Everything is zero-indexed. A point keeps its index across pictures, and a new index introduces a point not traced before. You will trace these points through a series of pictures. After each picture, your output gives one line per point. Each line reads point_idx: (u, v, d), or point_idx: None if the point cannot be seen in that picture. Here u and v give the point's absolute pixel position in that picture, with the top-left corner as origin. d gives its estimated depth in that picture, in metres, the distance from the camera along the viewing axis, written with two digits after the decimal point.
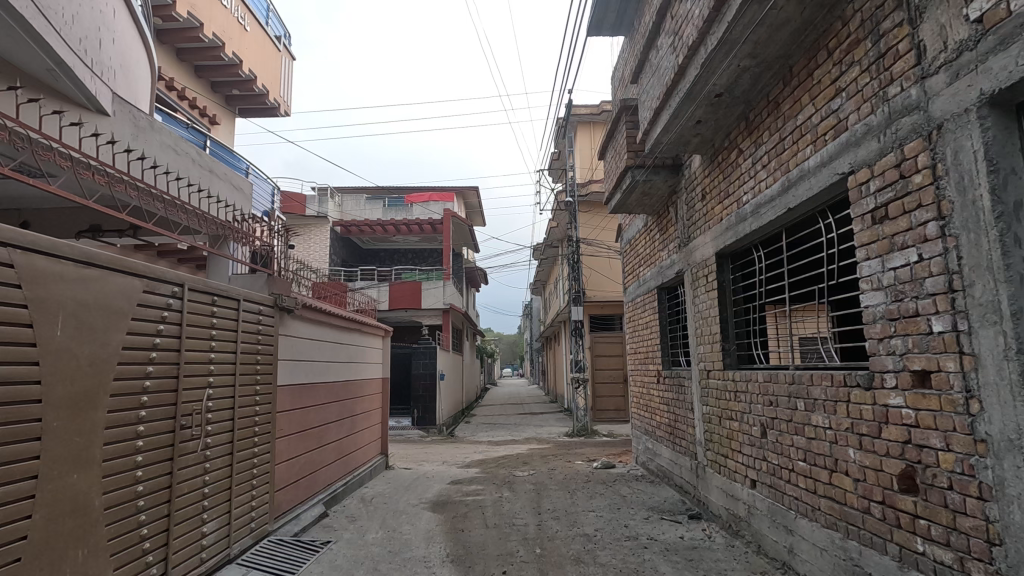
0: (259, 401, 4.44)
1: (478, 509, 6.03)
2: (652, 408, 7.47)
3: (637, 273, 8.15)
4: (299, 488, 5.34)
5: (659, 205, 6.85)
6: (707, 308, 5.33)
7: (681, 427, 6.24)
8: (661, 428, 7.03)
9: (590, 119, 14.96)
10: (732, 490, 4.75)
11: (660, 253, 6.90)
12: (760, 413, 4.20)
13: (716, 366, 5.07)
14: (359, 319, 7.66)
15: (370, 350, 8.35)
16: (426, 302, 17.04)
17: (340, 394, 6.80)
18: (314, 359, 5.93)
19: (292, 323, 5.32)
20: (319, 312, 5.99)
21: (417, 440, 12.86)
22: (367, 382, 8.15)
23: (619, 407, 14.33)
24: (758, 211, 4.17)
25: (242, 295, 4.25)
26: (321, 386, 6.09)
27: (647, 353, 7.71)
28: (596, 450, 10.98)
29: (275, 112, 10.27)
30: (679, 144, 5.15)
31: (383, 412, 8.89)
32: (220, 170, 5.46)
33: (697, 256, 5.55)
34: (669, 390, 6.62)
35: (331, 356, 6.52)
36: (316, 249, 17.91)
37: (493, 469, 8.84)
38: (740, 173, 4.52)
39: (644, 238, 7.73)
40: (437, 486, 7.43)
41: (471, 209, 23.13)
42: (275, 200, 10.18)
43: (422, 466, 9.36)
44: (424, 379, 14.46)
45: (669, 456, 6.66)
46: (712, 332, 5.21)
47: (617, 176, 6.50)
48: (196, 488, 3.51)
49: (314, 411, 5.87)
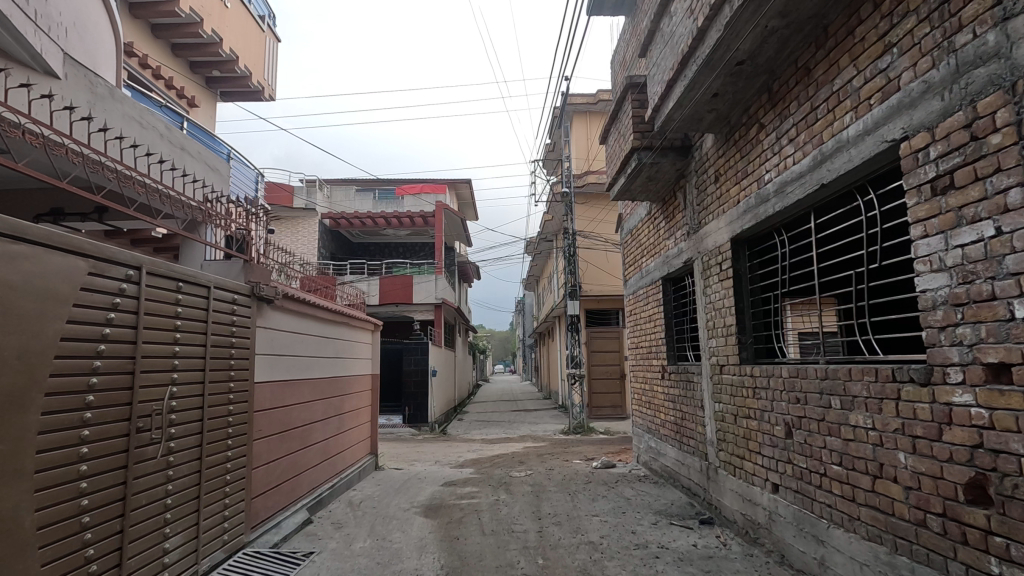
0: (232, 399, 4.02)
1: (474, 514, 5.65)
2: (655, 406, 7.11)
3: (640, 265, 7.77)
4: (279, 493, 4.92)
5: (665, 191, 6.49)
6: (720, 299, 4.97)
7: (688, 425, 5.90)
8: (665, 427, 6.70)
9: (586, 108, 14.56)
10: (749, 495, 4.39)
11: (666, 242, 6.54)
12: (784, 411, 3.84)
13: (731, 361, 4.72)
14: (348, 312, 7.24)
15: (359, 345, 7.92)
16: (418, 297, 16.63)
17: (326, 392, 6.38)
18: (297, 354, 5.50)
19: (272, 314, 4.89)
20: (302, 303, 5.56)
21: (408, 439, 12.47)
22: (356, 380, 7.72)
23: (615, 404, 14.00)
24: (783, 190, 3.80)
25: (213, 282, 3.82)
26: (305, 384, 5.67)
27: (650, 348, 7.36)
28: (593, 448, 10.66)
29: (259, 96, 9.79)
30: (692, 121, 4.77)
31: (373, 410, 8.48)
32: (193, 148, 5.01)
33: (708, 243, 5.18)
34: (676, 386, 6.25)
35: (316, 350, 6.09)
36: (304, 242, 17.45)
37: (488, 469, 8.48)
38: (761, 150, 4.14)
39: (647, 227, 7.39)
40: (430, 488, 7.04)
41: (464, 203, 22.67)
42: (258, 188, 9.74)
43: (413, 466, 8.97)
44: (415, 376, 14.05)
45: (675, 456, 6.32)
46: (726, 324, 4.85)
47: (621, 160, 6.14)
48: (157, 500, 3.10)
49: (296, 409, 5.44)
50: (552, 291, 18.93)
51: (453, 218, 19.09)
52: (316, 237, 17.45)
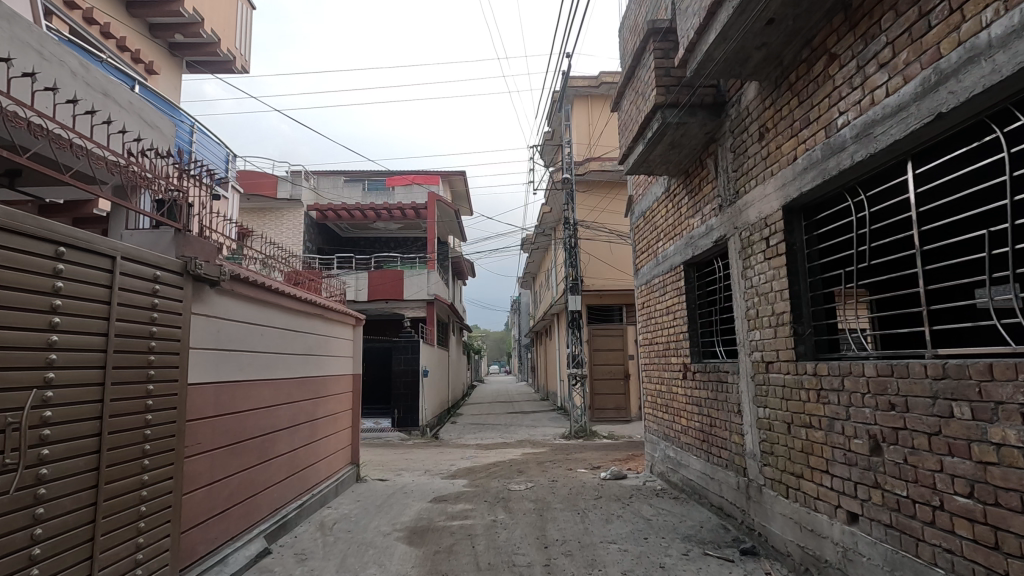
0: (153, 407, 3.10)
1: (466, 540, 4.74)
2: (675, 411, 6.23)
3: (655, 251, 6.90)
4: (228, 521, 4.00)
5: (688, 161, 5.61)
6: (766, 282, 4.09)
7: (719, 433, 5.03)
8: (688, 434, 5.82)
9: (587, 91, 13.70)
10: (811, 524, 3.51)
11: (689, 221, 5.68)
12: (869, 421, 2.96)
13: (784, 357, 3.84)
14: (324, 303, 6.35)
15: (337, 341, 7.00)
16: (409, 293, 15.73)
17: (296, 395, 5.47)
18: (254, 349, 4.57)
19: (218, 300, 3.98)
20: (261, 290, 4.66)
21: (397, 444, 11.56)
22: (334, 380, 6.80)
23: (619, 406, 13.13)
24: (868, 132, 2.92)
25: (121, 250, 2.90)
26: (264, 385, 4.75)
27: (667, 344, 6.49)
28: (597, 455, 9.80)
29: (229, 66, 8.89)
30: (735, 63, 3.89)
31: (354, 414, 7.56)
32: (122, 96, 4.08)
33: (750, 215, 4.30)
34: (705, 387, 5.36)
35: (281, 346, 5.17)
36: (289, 234, 16.54)
37: (484, 480, 7.59)
38: (831, 88, 3.26)
39: (664, 207, 6.54)
40: (417, 504, 6.12)
41: (457, 196, 21.77)
42: (229, 167, 8.84)
43: (400, 476, 8.06)
44: (405, 376, 13.10)
45: (700, 469, 5.45)
46: (775, 312, 3.97)
47: (639, 124, 5.29)
48: (16, 552, 2.19)
49: (254, 416, 4.52)
50: (552, 287, 17.38)
51: (446, 211, 18.18)
52: (301, 229, 16.53)
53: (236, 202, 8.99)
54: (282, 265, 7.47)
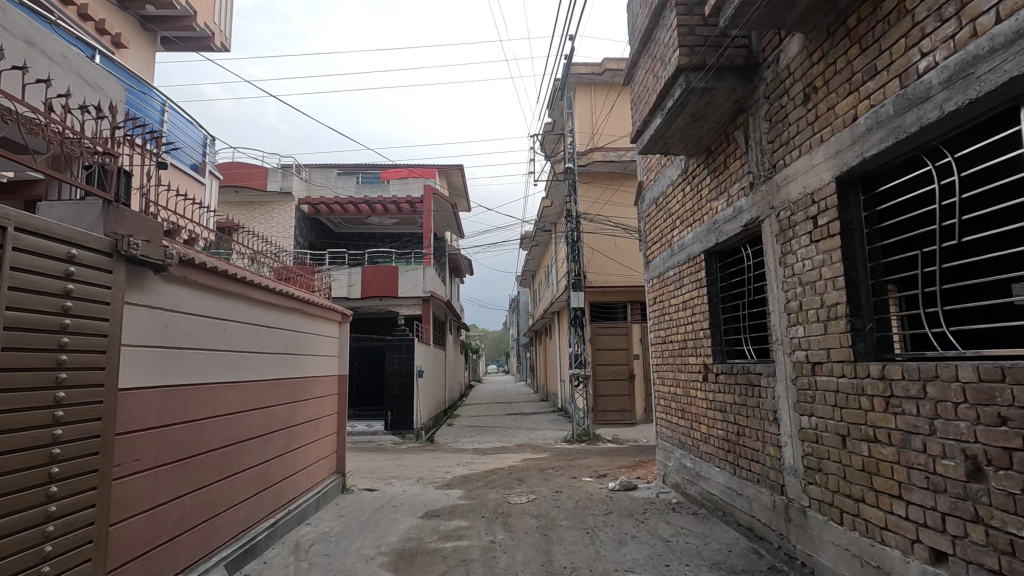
0: (64, 420, 2.47)
1: (461, 567, 4.12)
2: (694, 417, 5.62)
3: (670, 240, 6.30)
4: (178, 551, 3.37)
5: (711, 136, 5.00)
6: (813, 269, 3.47)
7: (748, 443, 4.42)
8: (710, 443, 5.21)
9: (590, 79, 13.06)
10: (877, 560, 2.90)
11: (712, 204, 5.08)
12: (966, 439, 2.36)
13: (837, 358, 3.24)
14: (305, 298, 5.74)
15: (321, 339, 6.38)
16: (404, 290, 15.08)
17: (269, 399, 4.85)
18: (214, 347, 3.94)
19: (166, 290, 3.37)
20: (223, 279, 4.05)
21: (390, 449, 10.94)
22: (316, 381, 6.18)
23: (623, 408, 12.52)
24: (968, 73, 2.31)
25: (16, 220, 2.28)
26: (229, 389, 4.13)
27: (684, 342, 5.88)
28: (602, 461, 9.19)
29: (208, 43, 8.29)
30: (781, 7, 3.27)
31: (339, 419, 6.93)
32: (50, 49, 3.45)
33: (791, 191, 3.69)
34: (730, 391, 4.75)
35: (250, 343, 4.54)
36: (279, 229, 15.91)
37: (481, 491, 6.98)
38: (909, 25, 2.65)
39: (680, 191, 5.93)
40: (407, 521, 5.50)
41: (455, 191, 21.15)
42: (208, 151, 8.22)
43: (391, 486, 7.43)
44: (399, 377, 12.43)
45: (725, 483, 4.85)
46: (824, 305, 3.36)
47: (658, 92, 4.67)
48: None
49: (214, 425, 3.90)
50: (552, 284, 16.96)
51: (443, 205, 17.51)
52: (291, 223, 15.88)
53: (214, 189, 8.35)
54: (270, 260, 6.85)
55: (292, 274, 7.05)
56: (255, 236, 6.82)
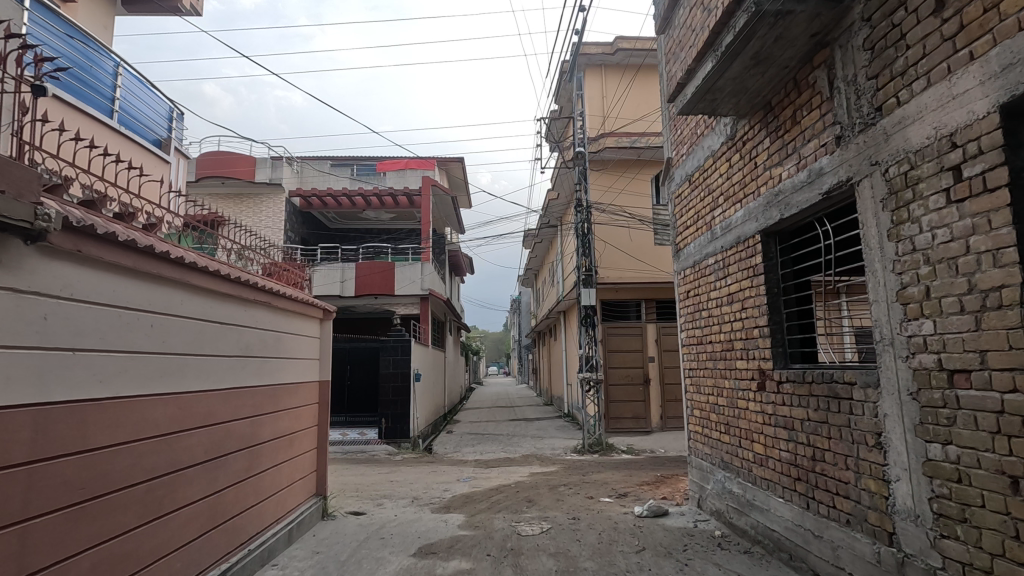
0: None
1: None
2: (745, 433, 4.65)
3: (710, 223, 5.34)
4: None
5: (773, 88, 4.03)
6: (951, 241, 2.51)
7: (830, 472, 3.45)
8: (770, 467, 4.24)
9: (601, 59, 12.08)
10: None
11: (773, 171, 4.11)
12: None
13: (1001, 364, 2.27)
14: (277, 290, 4.78)
15: (297, 340, 5.40)
16: (401, 288, 14.08)
17: (223, 413, 3.89)
18: (135, 347, 2.98)
19: (49, 268, 2.43)
20: (151, 259, 3.10)
21: (383, 461, 9.93)
22: (291, 388, 5.21)
23: (638, 415, 11.53)
24: None
25: None
26: (159, 404, 3.16)
27: (730, 343, 4.91)
28: (619, 477, 8.20)
29: (176, 4, 7.39)
30: None
31: (321, 432, 5.95)
32: None
33: (911, 137, 2.73)
34: (802, 405, 3.77)
35: (195, 342, 3.58)
36: (267, 222, 14.94)
37: (484, 517, 5.97)
38: None
39: (726, 162, 4.97)
40: (398, 559, 4.52)
41: (456, 184, 20.18)
42: (174, 124, 7.28)
43: (382, 508, 6.45)
44: (393, 381, 11.46)
45: (792, 520, 3.88)
46: (977, 288, 2.39)
47: (715, 24, 3.69)
48: None
49: (135, 453, 2.94)
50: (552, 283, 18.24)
51: (442, 198, 16.51)
52: (281, 216, 14.92)
53: (183, 168, 7.44)
54: (257, 256, 5.87)
55: (280, 270, 6.11)
56: (243, 229, 5.82)
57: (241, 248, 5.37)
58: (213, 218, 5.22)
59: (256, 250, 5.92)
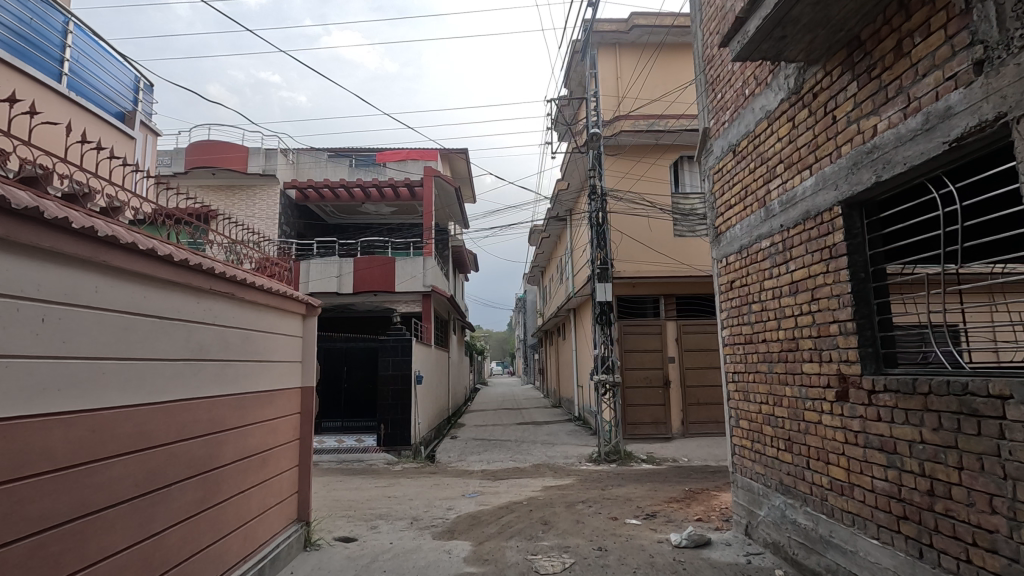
0: None
1: None
2: (815, 452, 3.79)
3: (763, 198, 4.47)
4: None
5: (865, 16, 3.17)
6: None
7: (963, 513, 2.59)
8: (855, 498, 3.38)
9: (616, 36, 11.21)
10: None
11: (862, 123, 3.24)
12: None
13: None
14: (245, 280, 3.92)
15: (272, 339, 4.55)
16: (401, 284, 13.27)
17: (165, 433, 3.06)
18: (12, 350, 2.15)
19: None
20: (37, 229, 2.26)
21: (381, 472, 9.06)
22: (264, 397, 4.35)
23: (657, 420, 10.66)
24: None
25: None
26: (55, 429, 2.33)
27: (793, 342, 4.05)
28: (644, 492, 7.34)
29: None
30: None
31: (305, 447, 5.10)
32: None
33: None
34: (910, 422, 2.91)
35: (120, 341, 2.74)
36: (260, 216, 14.11)
37: (494, 546, 5.10)
38: None
39: (785, 122, 4.10)
40: None
41: (459, 177, 19.33)
42: (141, 96, 6.46)
43: (376, 533, 5.59)
44: (393, 384, 10.62)
45: (895, 571, 3.03)
46: None
47: None
48: None
49: (6, 500, 2.10)
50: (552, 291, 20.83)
51: (445, 190, 15.66)
52: (274, 209, 14.10)
53: (151, 146, 6.63)
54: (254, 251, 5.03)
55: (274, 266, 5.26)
56: (232, 220, 5.02)
57: (235, 241, 4.59)
58: (201, 209, 4.45)
59: (253, 245, 5.09)
